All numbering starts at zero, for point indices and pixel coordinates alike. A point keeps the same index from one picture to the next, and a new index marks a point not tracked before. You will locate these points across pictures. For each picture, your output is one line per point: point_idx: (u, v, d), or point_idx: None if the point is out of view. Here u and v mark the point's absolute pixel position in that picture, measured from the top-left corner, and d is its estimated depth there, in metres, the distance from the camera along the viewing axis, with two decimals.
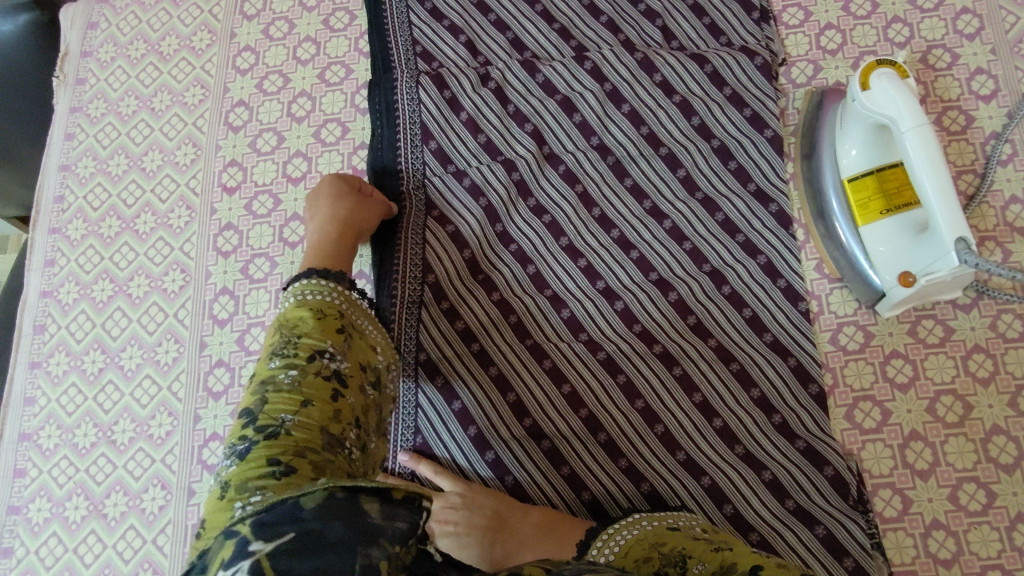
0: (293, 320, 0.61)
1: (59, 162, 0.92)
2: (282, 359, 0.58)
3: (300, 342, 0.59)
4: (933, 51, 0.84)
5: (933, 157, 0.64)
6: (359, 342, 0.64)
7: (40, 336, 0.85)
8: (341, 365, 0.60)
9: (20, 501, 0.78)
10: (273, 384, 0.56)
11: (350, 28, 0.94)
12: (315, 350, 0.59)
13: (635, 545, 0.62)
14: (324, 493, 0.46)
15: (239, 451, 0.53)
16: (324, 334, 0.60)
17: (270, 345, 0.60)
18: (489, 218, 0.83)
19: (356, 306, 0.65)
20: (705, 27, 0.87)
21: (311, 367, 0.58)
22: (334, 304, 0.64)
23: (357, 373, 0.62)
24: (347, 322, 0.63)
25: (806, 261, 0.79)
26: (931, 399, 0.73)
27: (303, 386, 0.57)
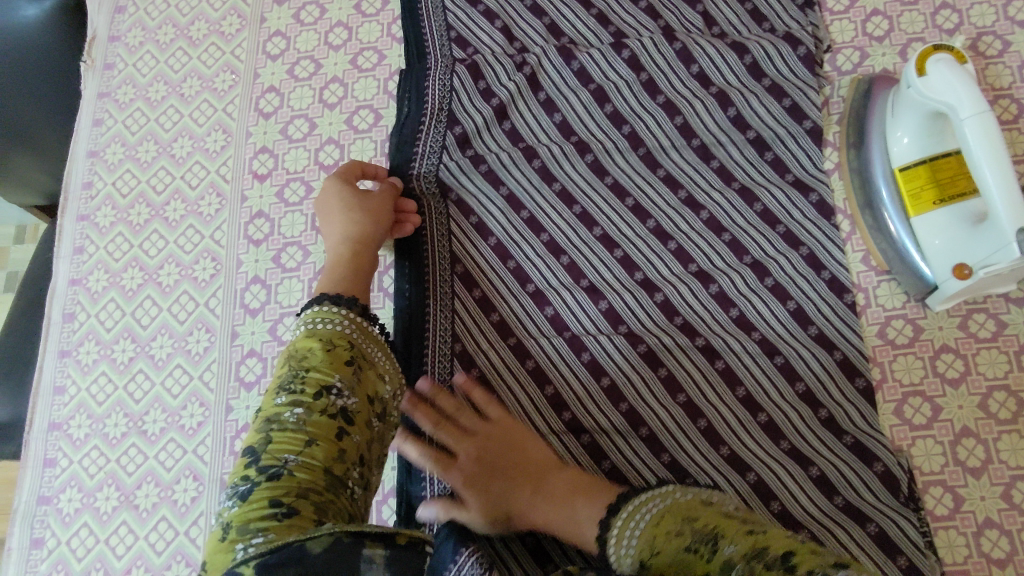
0: (303, 352, 0.56)
1: (88, 148, 0.91)
2: (290, 394, 0.53)
3: (308, 377, 0.54)
4: (984, 38, 0.82)
5: (993, 144, 0.62)
6: (369, 374, 0.58)
7: (69, 324, 0.83)
8: (349, 402, 0.54)
9: (50, 492, 0.77)
10: (278, 422, 0.52)
11: (383, 13, 0.92)
12: (322, 387, 0.54)
13: (664, 512, 0.55)
14: (332, 537, 0.43)
15: (240, 492, 0.48)
16: (333, 368, 0.55)
17: (278, 379, 0.55)
18: (515, 208, 0.81)
19: (364, 334, 0.60)
20: (747, 13, 0.85)
21: (318, 404, 0.53)
22: (344, 334, 0.58)
23: (365, 410, 0.56)
24: (357, 353, 0.58)
25: (852, 252, 0.77)
26: (984, 394, 0.71)
27: (309, 425, 0.52)
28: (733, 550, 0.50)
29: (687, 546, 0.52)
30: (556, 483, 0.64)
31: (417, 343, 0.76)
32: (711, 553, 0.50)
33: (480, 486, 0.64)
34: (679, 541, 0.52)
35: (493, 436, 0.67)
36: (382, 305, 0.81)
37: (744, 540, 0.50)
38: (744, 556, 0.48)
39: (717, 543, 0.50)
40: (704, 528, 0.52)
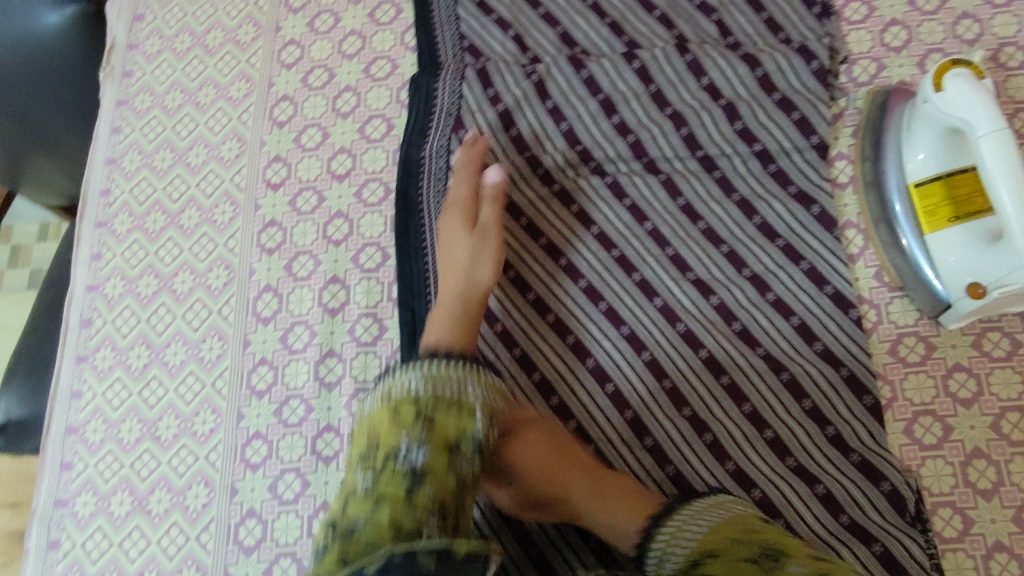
0: (376, 420, 0.60)
1: (106, 155, 0.92)
2: (365, 467, 0.58)
3: (379, 447, 0.58)
4: (1005, 49, 0.81)
5: (1011, 160, 0.61)
6: (447, 416, 0.60)
7: (86, 330, 0.85)
8: (419, 457, 0.57)
9: (67, 495, 0.79)
10: (351, 492, 0.56)
11: (396, 22, 0.93)
12: (392, 450, 0.57)
13: (721, 525, 0.59)
14: (384, 556, 0.50)
15: (321, 549, 0.53)
16: (402, 426, 0.59)
17: (358, 452, 0.59)
18: (516, 215, 0.81)
19: (439, 377, 0.62)
20: (763, 23, 0.84)
21: (388, 468, 0.56)
22: (417, 385, 0.61)
23: (444, 460, 0.58)
24: (430, 400, 0.61)
25: (864, 267, 0.76)
26: (996, 415, 0.70)
27: (377, 490, 0.55)
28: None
29: (749, 556, 0.56)
30: (592, 483, 0.66)
31: None
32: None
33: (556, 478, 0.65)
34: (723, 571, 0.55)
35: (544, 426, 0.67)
36: (391, 314, 0.81)
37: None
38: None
39: (783, 561, 0.55)
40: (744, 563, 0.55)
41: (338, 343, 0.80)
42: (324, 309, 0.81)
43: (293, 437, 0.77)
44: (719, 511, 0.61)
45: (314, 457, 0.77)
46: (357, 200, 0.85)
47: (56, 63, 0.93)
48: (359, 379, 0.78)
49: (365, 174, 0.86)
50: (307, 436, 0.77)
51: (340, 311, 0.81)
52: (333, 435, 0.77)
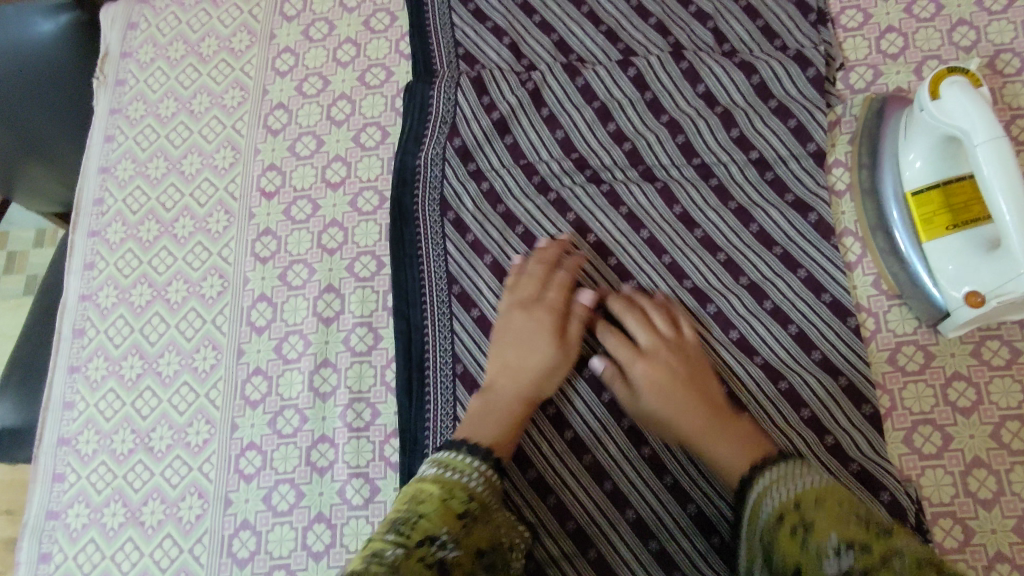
0: (420, 495, 0.60)
1: (99, 164, 0.91)
2: (396, 535, 0.55)
3: (418, 522, 0.57)
4: (1002, 56, 0.80)
5: (1009, 169, 0.61)
6: (481, 529, 0.60)
7: (79, 340, 0.84)
8: (450, 553, 0.55)
9: (59, 507, 0.78)
10: (378, 556, 0.53)
11: (392, 29, 0.92)
12: (427, 534, 0.56)
13: (820, 492, 0.57)
14: None
15: None
16: (443, 517, 0.58)
17: (393, 521, 0.57)
18: (512, 224, 0.81)
19: (489, 485, 0.65)
20: (759, 30, 0.84)
21: (418, 550, 0.54)
22: (466, 484, 0.63)
23: (469, 563, 0.57)
24: (473, 506, 0.61)
25: (862, 275, 0.76)
26: (996, 424, 0.70)
27: (403, 564, 0.52)
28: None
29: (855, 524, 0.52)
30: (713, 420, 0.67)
31: (417, 367, 0.76)
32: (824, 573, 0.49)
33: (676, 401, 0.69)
34: (806, 554, 0.52)
35: (683, 350, 0.72)
36: (386, 323, 0.80)
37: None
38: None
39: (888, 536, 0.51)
40: (833, 538, 0.51)
41: (333, 353, 0.79)
42: (319, 318, 0.81)
43: (288, 448, 0.77)
44: (817, 488, 0.57)
45: (309, 468, 0.76)
46: (352, 209, 0.85)
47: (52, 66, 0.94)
48: (354, 390, 0.78)
49: (360, 182, 0.86)
50: (302, 447, 0.76)
51: (335, 321, 0.80)
52: (328, 445, 0.76)
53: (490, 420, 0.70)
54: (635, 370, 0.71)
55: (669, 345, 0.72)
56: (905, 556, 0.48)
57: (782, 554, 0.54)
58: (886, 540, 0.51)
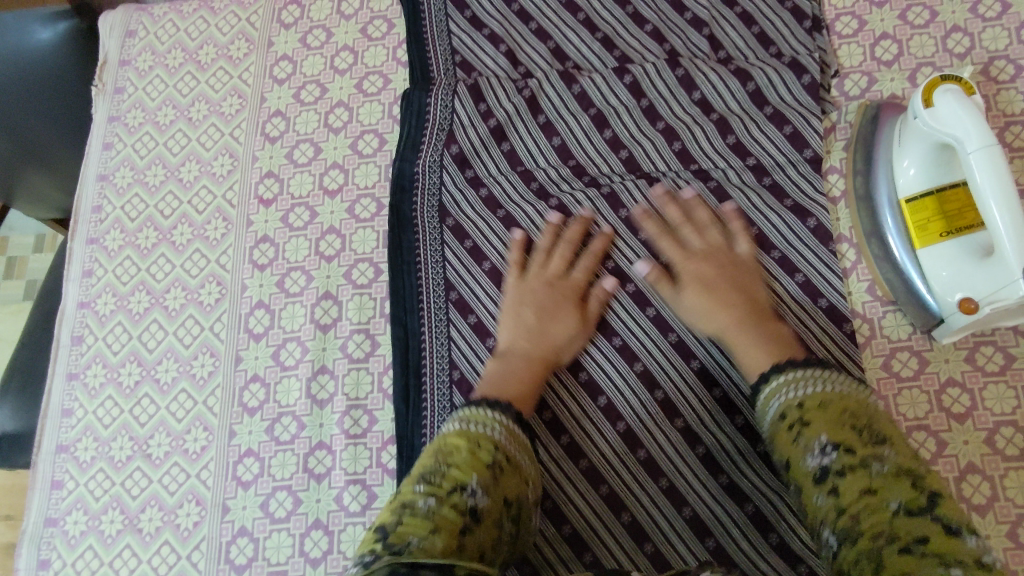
0: (449, 448, 0.60)
1: (98, 172, 0.92)
2: (426, 488, 0.55)
3: (448, 473, 0.57)
4: (995, 63, 0.81)
5: (1000, 176, 0.61)
6: (511, 478, 0.60)
7: (78, 347, 0.85)
8: (481, 501, 0.55)
9: (57, 514, 0.78)
10: (410, 508, 0.53)
11: (389, 37, 0.93)
12: (457, 483, 0.56)
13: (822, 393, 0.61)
14: None
15: (364, 560, 0.49)
16: (472, 467, 0.58)
17: (421, 474, 0.58)
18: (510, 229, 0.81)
19: (513, 438, 0.64)
20: (754, 37, 0.84)
21: (450, 499, 0.54)
22: (490, 436, 0.62)
23: (498, 511, 0.57)
24: (500, 456, 0.60)
25: (857, 281, 0.76)
26: (990, 430, 0.70)
27: (436, 516, 0.53)
28: (821, 501, 0.55)
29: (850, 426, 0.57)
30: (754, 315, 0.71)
31: (414, 373, 0.77)
32: (807, 468, 0.57)
33: (717, 303, 0.72)
34: (796, 448, 0.58)
35: (737, 259, 0.74)
36: (383, 330, 0.80)
37: (834, 480, 0.54)
38: (830, 509, 0.54)
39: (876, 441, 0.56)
40: (823, 438, 0.57)
41: (330, 359, 0.79)
42: (317, 325, 0.81)
43: (285, 455, 0.77)
44: (827, 389, 0.61)
45: (306, 475, 0.76)
46: (349, 216, 0.85)
47: (46, 78, 0.95)
48: (352, 396, 0.78)
49: (358, 190, 0.86)
50: (299, 454, 0.77)
51: (332, 328, 0.81)
52: (326, 452, 0.76)
53: (512, 381, 0.71)
54: (684, 268, 0.74)
55: (720, 250, 0.75)
56: (885, 462, 0.54)
57: (779, 446, 0.61)
58: (873, 446, 0.55)
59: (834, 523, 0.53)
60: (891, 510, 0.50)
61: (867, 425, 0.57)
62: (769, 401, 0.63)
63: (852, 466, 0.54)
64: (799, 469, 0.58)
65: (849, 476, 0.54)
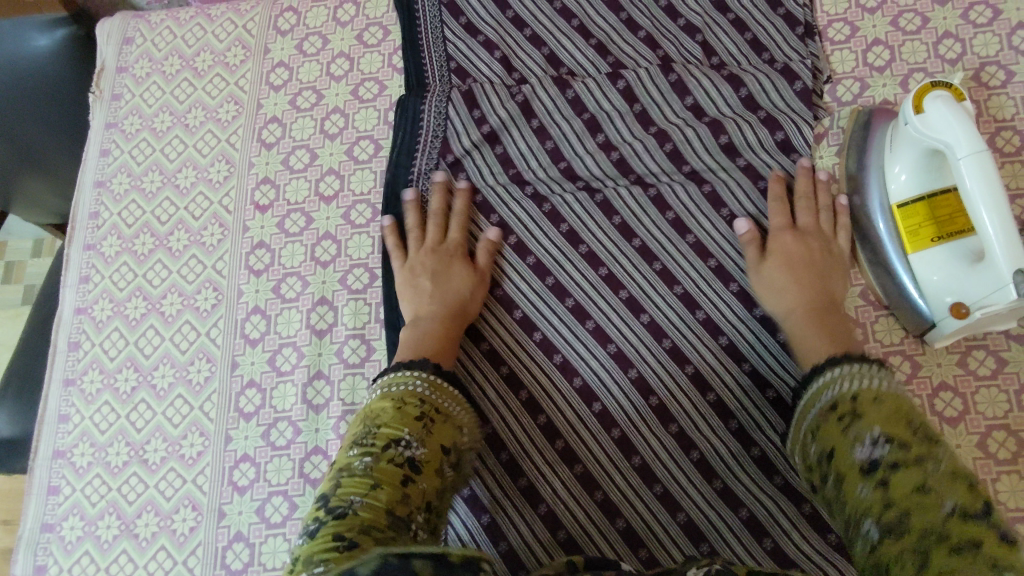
0: (376, 410, 0.62)
1: (95, 178, 0.92)
2: (361, 449, 0.58)
3: (379, 432, 0.59)
4: (987, 68, 0.81)
5: (990, 184, 0.62)
6: (441, 425, 0.64)
7: (75, 353, 0.85)
8: (417, 451, 0.59)
9: (53, 519, 0.79)
10: (348, 470, 0.56)
11: (384, 43, 0.93)
12: (391, 438, 0.59)
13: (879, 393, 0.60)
14: (380, 558, 0.42)
15: (309, 530, 0.51)
16: (405, 422, 0.61)
17: (354, 435, 0.60)
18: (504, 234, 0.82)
19: (442, 392, 0.67)
20: (747, 43, 0.85)
21: (386, 454, 0.58)
22: (415, 392, 0.64)
23: (435, 457, 0.61)
24: (427, 408, 0.64)
25: (851, 287, 0.76)
26: (982, 434, 0.70)
27: (375, 471, 0.56)
28: (865, 493, 0.55)
29: (907, 425, 0.57)
30: (830, 309, 0.71)
31: None
32: (854, 459, 0.57)
33: (799, 286, 0.72)
34: (846, 439, 0.58)
35: (829, 250, 0.75)
36: (379, 336, 0.81)
37: (884, 474, 0.54)
38: (877, 501, 0.53)
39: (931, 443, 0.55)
40: (876, 432, 0.57)
41: (326, 365, 0.80)
42: (312, 331, 0.81)
43: (281, 460, 0.77)
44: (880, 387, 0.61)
45: (302, 480, 0.76)
46: (345, 222, 0.86)
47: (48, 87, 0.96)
48: (347, 402, 0.78)
49: (353, 196, 0.86)
50: (295, 459, 0.77)
51: (328, 333, 0.81)
52: (321, 457, 0.77)
53: (428, 343, 0.73)
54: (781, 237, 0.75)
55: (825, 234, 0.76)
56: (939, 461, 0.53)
57: (826, 437, 0.61)
58: (927, 445, 0.55)
59: (878, 516, 0.52)
60: (943, 508, 0.50)
61: (922, 425, 0.57)
62: (822, 394, 0.64)
63: (904, 462, 0.54)
64: (845, 461, 0.58)
65: (902, 470, 0.54)
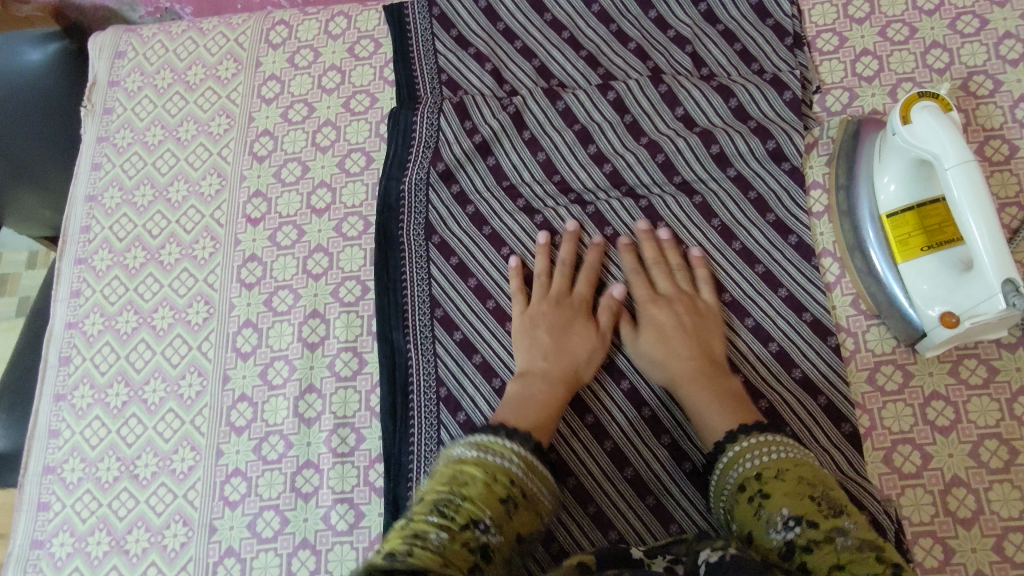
0: (464, 477, 0.57)
1: (87, 192, 0.92)
2: (440, 517, 0.52)
3: (463, 505, 0.54)
4: (975, 78, 0.81)
5: (978, 194, 0.62)
6: (523, 512, 0.59)
7: (65, 368, 0.85)
8: (493, 538, 0.54)
9: (43, 535, 0.78)
10: (422, 539, 0.50)
11: (375, 56, 0.93)
12: (471, 518, 0.53)
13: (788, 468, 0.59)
14: None
15: None
16: (491, 502, 0.55)
17: (433, 497, 0.55)
18: (497, 245, 0.82)
19: (531, 471, 0.62)
20: (736, 53, 0.85)
21: (462, 535, 0.52)
22: (508, 468, 0.60)
23: (505, 548, 0.56)
24: (516, 490, 0.59)
25: (841, 295, 0.76)
26: (974, 443, 0.70)
27: (447, 549, 0.50)
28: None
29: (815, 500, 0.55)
30: (712, 374, 0.71)
31: (402, 393, 0.77)
32: (772, 543, 0.54)
33: (671, 352, 0.73)
34: (759, 521, 0.56)
35: (696, 308, 0.75)
36: (370, 348, 0.80)
37: (802, 557, 0.51)
38: None
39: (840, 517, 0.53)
40: (785, 511, 0.54)
41: (317, 378, 0.80)
42: (304, 344, 0.81)
43: (272, 474, 0.77)
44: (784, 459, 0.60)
45: (293, 494, 0.76)
46: (337, 234, 0.85)
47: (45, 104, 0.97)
48: (339, 415, 0.78)
49: (345, 209, 0.86)
50: (286, 473, 0.77)
51: (319, 346, 0.81)
52: (313, 471, 0.76)
53: (533, 405, 0.70)
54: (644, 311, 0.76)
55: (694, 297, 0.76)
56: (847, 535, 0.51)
57: (740, 514, 0.59)
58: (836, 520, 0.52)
59: None
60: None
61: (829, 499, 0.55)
62: (730, 469, 0.63)
63: (817, 542, 0.51)
64: (764, 543, 0.55)
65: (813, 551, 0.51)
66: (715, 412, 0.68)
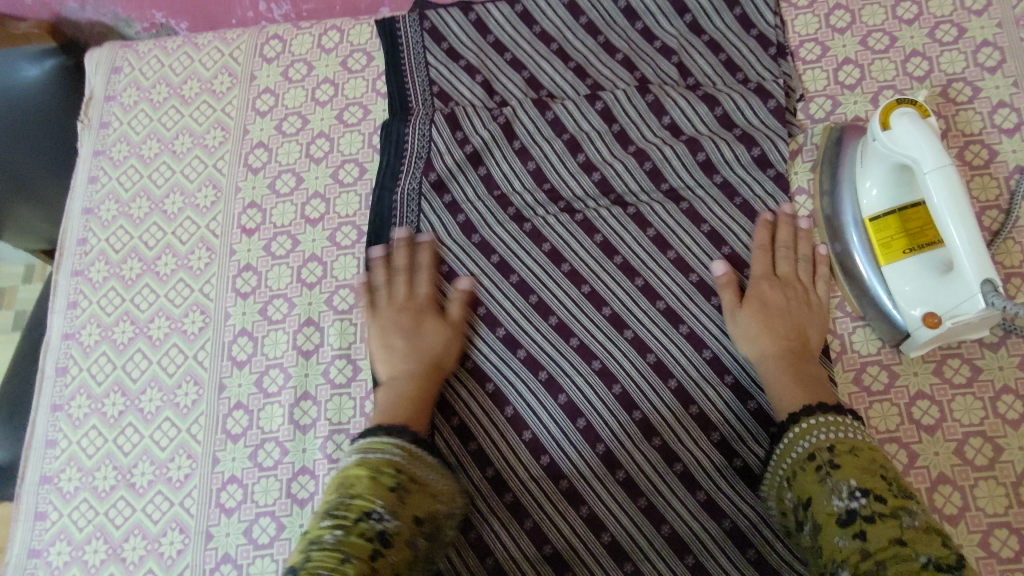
0: (351, 479, 0.62)
1: (83, 205, 0.94)
2: (334, 520, 0.58)
3: (353, 502, 0.59)
4: (954, 85, 0.83)
5: (957, 199, 0.63)
6: (415, 495, 0.64)
7: (62, 378, 0.86)
8: (389, 524, 0.59)
9: (40, 545, 0.79)
10: (318, 543, 0.56)
11: (368, 69, 0.95)
12: (364, 510, 0.59)
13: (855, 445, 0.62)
14: None
15: None
16: (380, 492, 0.61)
17: (327, 502, 0.60)
18: (487, 252, 0.83)
19: (413, 459, 0.67)
20: (721, 63, 0.87)
21: (357, 527, 0.58)
22: (392, 459, 0.65)
23: (406, 529, 0.61)
24: (403, 477, 0.64)
25: (828, 299, 0.78)
26: (959, 441, 0.71)
27: (345, 544, 0.56)
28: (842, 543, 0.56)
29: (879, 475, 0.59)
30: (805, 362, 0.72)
31: None
32: (831, 508, 0.58)
33: (772, 333, 0.73)
34: (822, 487, 0.60)
35: (806, 298, 0.76)
36: (364, 355, 0.81)
37: (861, 525, 0.56)
38: (854, 551, 0.55)
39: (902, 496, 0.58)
40: (852, 483, 0.59)
41: (312, 385, 0.81)
42: (299, 351, 0.82)
43: (268, 481, 0.78)
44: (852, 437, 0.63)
45: (289, 501, 0.77)
46: (331, 243, 0.87)
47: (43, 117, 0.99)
48: (334, 421, 0.79)
49: (339, 218, 0.88)
50: (282, 480, 0.77)
51: (314, 353, 0.82)
52: (308, 477, 0.77)
53: (402, 404, 0.73)
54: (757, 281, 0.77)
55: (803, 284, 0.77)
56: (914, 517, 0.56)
57: (799, 484, 0.63)
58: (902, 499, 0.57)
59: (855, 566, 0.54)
60: (920, 563, 0.52)
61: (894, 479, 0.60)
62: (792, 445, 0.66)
63: (879, 517, 0.56)
64: (822, 508, 0.59)
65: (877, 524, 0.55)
66: (790, 397, 0.69)
